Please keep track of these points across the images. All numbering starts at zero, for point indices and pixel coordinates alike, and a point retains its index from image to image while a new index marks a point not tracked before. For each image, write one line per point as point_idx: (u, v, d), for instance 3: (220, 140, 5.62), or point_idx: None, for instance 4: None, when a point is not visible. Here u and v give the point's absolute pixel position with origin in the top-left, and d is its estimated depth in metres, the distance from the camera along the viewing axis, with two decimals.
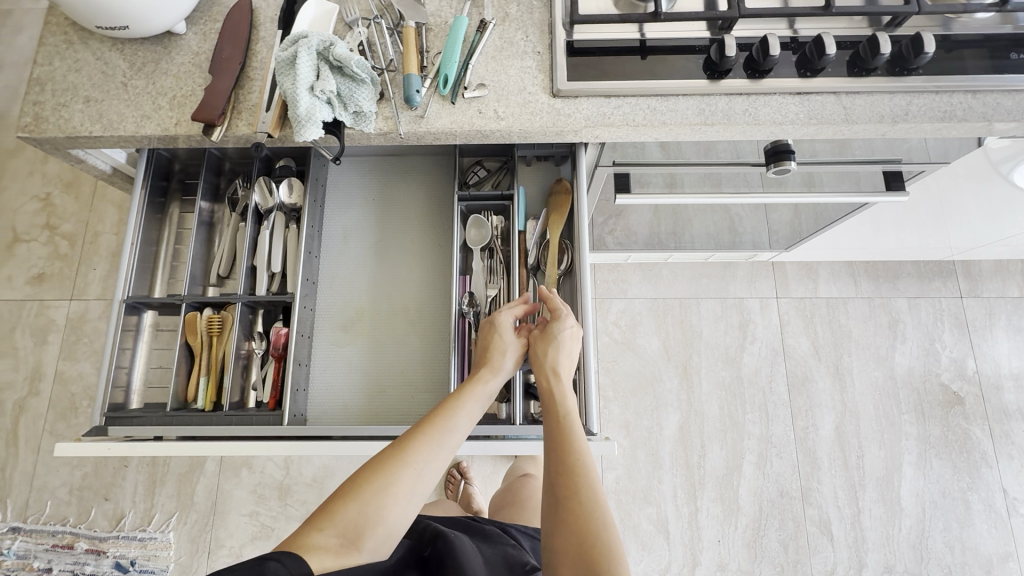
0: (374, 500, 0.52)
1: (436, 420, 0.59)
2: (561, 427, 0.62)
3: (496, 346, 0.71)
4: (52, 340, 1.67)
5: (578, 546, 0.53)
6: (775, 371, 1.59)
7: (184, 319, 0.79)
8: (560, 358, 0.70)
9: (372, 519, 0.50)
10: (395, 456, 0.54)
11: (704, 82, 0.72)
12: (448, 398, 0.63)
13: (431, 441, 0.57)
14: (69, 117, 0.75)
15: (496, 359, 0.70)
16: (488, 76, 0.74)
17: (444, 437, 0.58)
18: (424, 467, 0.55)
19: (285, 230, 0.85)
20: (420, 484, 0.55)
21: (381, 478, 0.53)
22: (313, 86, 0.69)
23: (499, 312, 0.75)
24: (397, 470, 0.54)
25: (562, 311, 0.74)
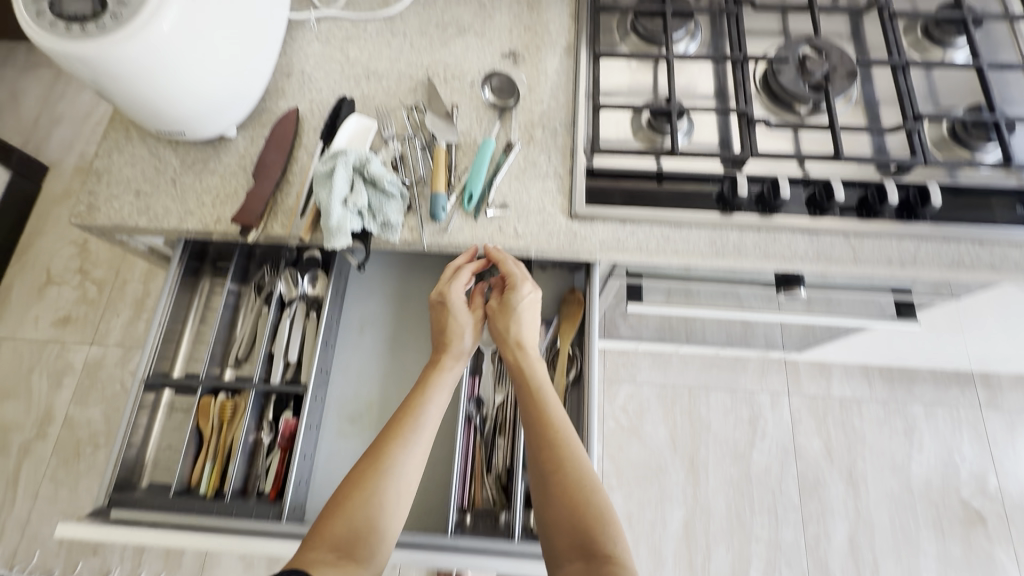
0: (361, 512, 0.62)
1: (405, 426, 0.68)
2: (536, 401, 0.70)
3: (455, 330, 0.76)
4: (67, 383, 1.70)
5: (565, 507, 0.62)
6: (785, 472, 1.54)
7: (198, 402, 0.81)
8: (522, 330, 0.75)
9: (361, 532, 0.60)
10: (369, 469, 0.64)
11: (716, 215, 0.75)
12: (415, 400, 0.71)
13: (400, 447, 0.67)
14: (119, 208, 0.80)
15: (455, 343, 0.76)
16: (510, 195, 0.79)
17: (413, 440, 0.67)
18: (398, 475, 0.65)
19: (305, 320, 0.88)
20: (397, 490, 0.64)
21: (362, 491, 0.63)
22: (347, 200, 0.74)
23: (451, 290, 0.76)
24: (374, 481, 0.64)
25: (518, 278, 0.75)
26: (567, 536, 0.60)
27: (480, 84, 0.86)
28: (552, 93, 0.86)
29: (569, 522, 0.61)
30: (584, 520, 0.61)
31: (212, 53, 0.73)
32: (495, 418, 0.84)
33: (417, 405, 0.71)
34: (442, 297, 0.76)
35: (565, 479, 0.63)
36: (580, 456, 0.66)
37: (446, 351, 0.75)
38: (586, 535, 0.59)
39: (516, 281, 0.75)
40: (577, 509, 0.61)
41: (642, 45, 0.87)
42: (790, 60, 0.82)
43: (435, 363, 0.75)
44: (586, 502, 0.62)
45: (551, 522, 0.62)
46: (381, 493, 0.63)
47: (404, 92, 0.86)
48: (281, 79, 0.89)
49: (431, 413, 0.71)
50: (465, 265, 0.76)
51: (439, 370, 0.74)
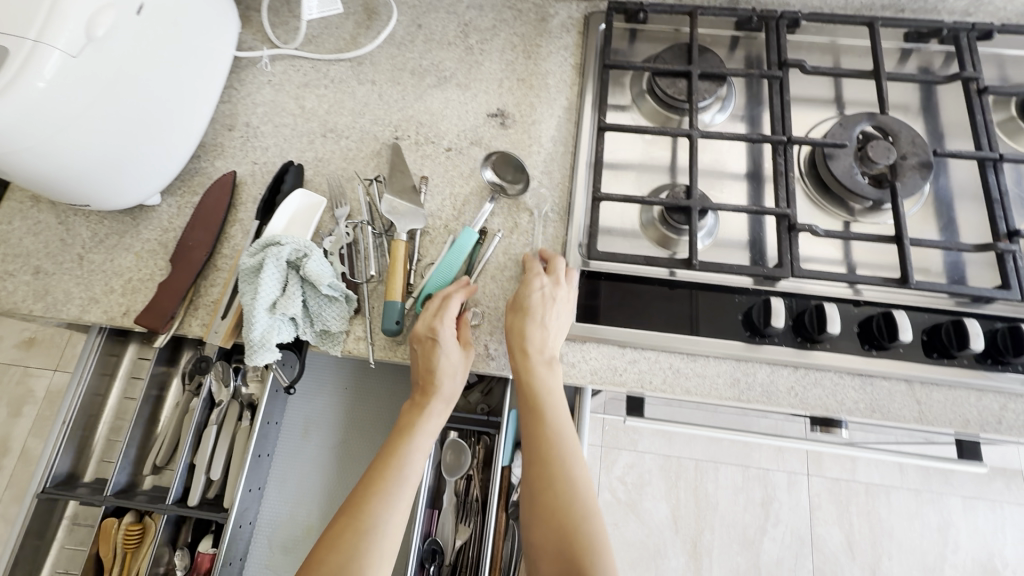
0: None
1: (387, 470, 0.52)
2: (534, 412, 0.55)
3: (442, 369, 0.56)
4: (26, 413, 1.60)
5: (559, 537, 0.49)
6: (800, 566, 1.38)
7: (98, 527, 0.68)
8: (533, 333, 0.56)
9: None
10: (347, 528, 0.48)
11: (741, 346, 0.59)
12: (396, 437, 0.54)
13: (384, 497, 0.51)
14: (11, 290, 0.66)
15: (445, 385, 0.56)
16: (485, 300, 0.63)
17: (398, 489, 0.52)
18: (384, 531, 0.49)
19: (237, 423, 0.74)
20: (384, 550, 0.48)
21: (337, 549, 0.47)
22: (275, 305, 0.59)
23: (439, 320, 0.57)
24: (352, 538, 0.48)
25: (534, 270, 0.59)
26: (553, 565, 0.49)
27: (458, 151, 0.71)
28: (544, 167, 0.69)
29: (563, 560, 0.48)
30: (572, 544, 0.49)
31: (112, 117, 0.57)
32: (454, 564, 0.69)
33: (400, 446, 0.55)
34: (431, 333, 0.57)
35: (557, 503, 0.51)
36: (580, 475, 0.53)
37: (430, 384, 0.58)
38: (575, 563, 0.48)
39: (529, 275, 0.59)
40: (570, 537, 0.49)
41: (662, 110, 0.71)
42: (847, 144, 0.64)
43: (418, 405, 0.57)
44: (580, 533, 0.49)
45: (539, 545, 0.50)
46: (362, 555, 0.47)
47: (366, 158, 0.71)
48: (222, 133, 0.74)
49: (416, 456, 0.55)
50: (456, 293, 0.59)
51: (423, 411, 0.56)
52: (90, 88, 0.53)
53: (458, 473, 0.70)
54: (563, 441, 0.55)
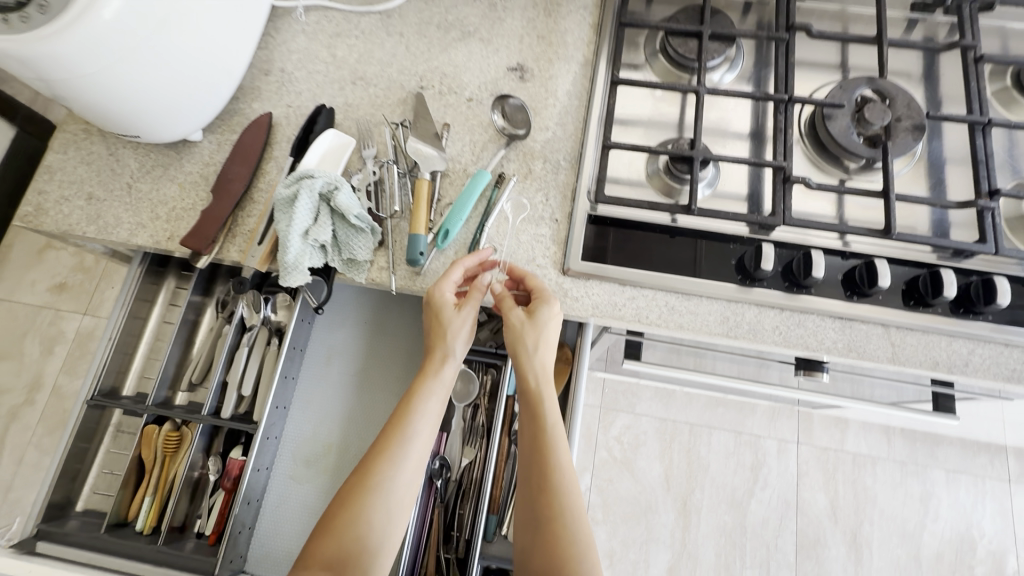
0: (353, 530, 0.52)
1: (396, 434, 0.57)
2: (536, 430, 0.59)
3: (442, 334, 0.63)
4: (58, 351, 1.70)
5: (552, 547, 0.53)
6: (784, 526, 1.45)
7: (141, 432, 0.75)
8: (541, 351, 0.62)
9: (357, 552, 0.50)
10: (359, 486, 0.53)
11: (733, 288, 0.64)
12: (403, 403, 0.59)
13: (392, 457, 0.56)
14: (67, 213, 0.73)
15: (447, 348, 0.63)
16: (499, 239, 0.69)
17: (406, 450, 0.57)
18: (393, 488, 0.55)
19: (266, 347, 0.81)
20: (392, 504, 0.54)
21: (349, 503, 0.52)
22: (308, 233, 0.65)
23: (438, 285, 0.63)
24: (364, 495, 0.53)
25: (549, 296, 0.63)
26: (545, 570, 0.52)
27: (479, 101, 0.75)
28: (559, 119, 0.74)
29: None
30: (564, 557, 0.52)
31: (166, 55, 0.63)
32: (461, 480, 0.76)
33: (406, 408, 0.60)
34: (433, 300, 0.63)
35: (556, 522, 0.54)
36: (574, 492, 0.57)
37: (438, 348, 0.64)
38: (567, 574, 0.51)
39: (544, 296, 0.63)
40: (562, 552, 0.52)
41: (673, 70, 0.76)
42: (845, 106, 0.67)
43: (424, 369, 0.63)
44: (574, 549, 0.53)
45: (528, 555, 0.54)
46: (373, 508, 0.53)
47: (392, 105, 0.76)
48: (259, 77, 0.79)
49: (422, 422, 0.59)
50: (458, 265, 0.63)
51: (428, 376, 0.62)
52: (148, 27, 0.59)
53: (467, 400, 0.78)
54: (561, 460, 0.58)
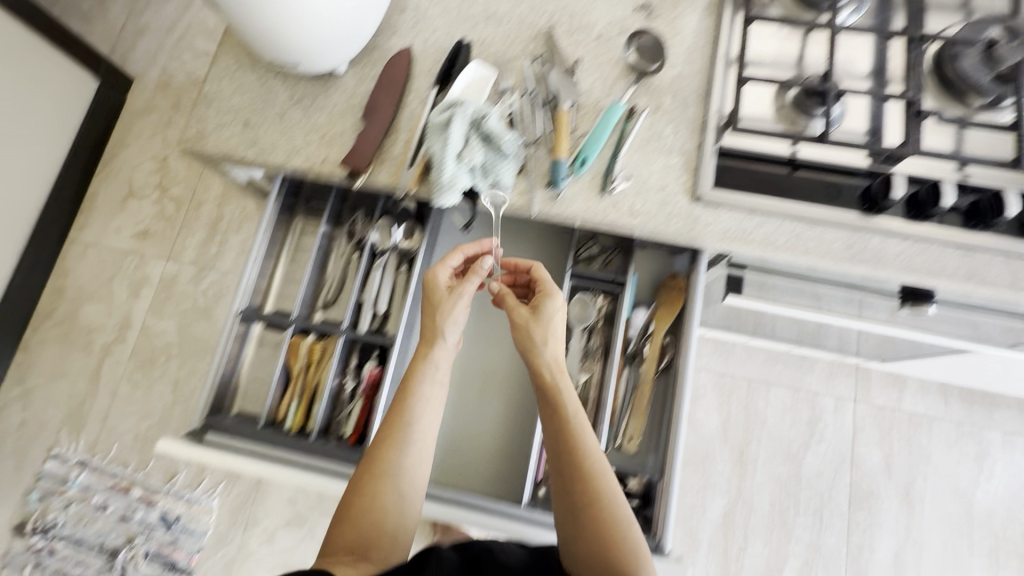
0: (371, 518, 0.57)
1: (396, 423, 0.61)
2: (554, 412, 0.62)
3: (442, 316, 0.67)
4: (144, 294, 1.79)
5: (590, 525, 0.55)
6: (838, 478, 1.50)
7: (289, 341, 0.83)
8: (551, 335, 0.67)
9: (377, 532, 0.57)
10: (369, 476, 0.59)
11: (856, 216, 0.69)
12: (400, 391, 0.63)
13: (397, 445, 0.60)
14: (228, 137, 0.79)
15: (443, 334, 0.67)
16: (633, 167, 0.73)
17: (408, 436, 0.61)
18: (402, 474, 0.59)
19: (395, 270, 0.86)
20: (402, 487, 0.59)
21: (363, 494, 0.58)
22: (461, 154, 0.70)
23: (435, 269, 0.72)
24: (373, 483, 0.58)
25: (552, 289, 0.71)
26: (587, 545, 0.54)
27: (609, 39, 0.79)
28: (686, 56, 0.78)
29: (594, 545, 0.54)
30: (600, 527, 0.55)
31: None
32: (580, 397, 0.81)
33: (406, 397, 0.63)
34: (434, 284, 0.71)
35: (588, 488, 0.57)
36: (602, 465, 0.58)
37: (430, 332, 0.67)
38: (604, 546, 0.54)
39: (548, 290, 0.71)
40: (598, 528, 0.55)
41: (798, 10, 0.78)
42: (976, 44, 0.70)
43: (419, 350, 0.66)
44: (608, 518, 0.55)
45: (571, 531, 0.57)
46: (385, 494, 0.58)
47: (524, 41, 0.80)
48: (395, 14, 0.83)
49: (422, 406, 0.63)
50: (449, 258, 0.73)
51: (423, 361, 0.65)
52: None
53: (584, 324, 0.83)
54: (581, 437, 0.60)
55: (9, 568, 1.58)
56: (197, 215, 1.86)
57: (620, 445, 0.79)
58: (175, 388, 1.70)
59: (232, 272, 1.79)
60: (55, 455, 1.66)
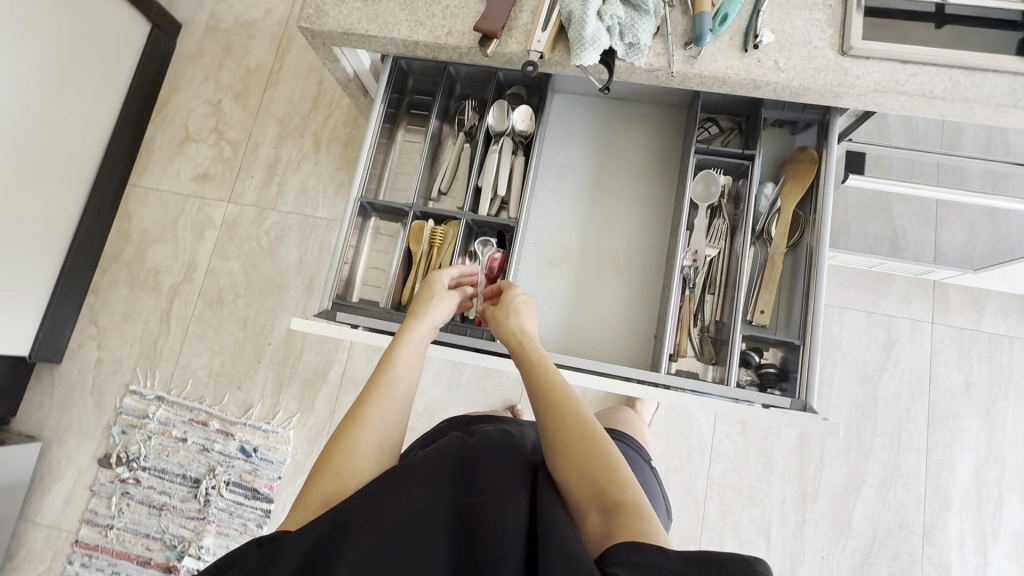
0: (343, 466, 0.51)
1: (379, 377, 0.57)
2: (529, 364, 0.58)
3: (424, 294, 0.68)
4: (208, 236, 1.81)
5: (578, 459, 0.48)
6: (916, 399, 1.49)
7: (410, 226, 0.83)
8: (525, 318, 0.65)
9: (348, 482, 0.50)
10: (345, 424, 0.54)
11: (1019, 60, 0.65)
12: (384, 350, 0.60)
13: (379, 398, 0.56)
14: (347, 14, 0.78)
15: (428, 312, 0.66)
16: (775, 24, 0.70)
17: (391, 390, 0.57)
18: (378, 425, 0.54)
19: (512, 156, 0.86)
20: (382, 442, 0.54)
21: (340, 442, 0.53)
22: (602, 11, 0.68)
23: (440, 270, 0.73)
24: (352, 431, 0.53)
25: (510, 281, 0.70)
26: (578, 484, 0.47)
27: None
28: None
29: (576, 481, 0.47)
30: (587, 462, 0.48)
31: None
32: (707, 273, 0.81)
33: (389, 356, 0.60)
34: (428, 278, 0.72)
35: (573, 428, 0.51)
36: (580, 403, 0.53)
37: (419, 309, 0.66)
38: (592, 479, 0.47)
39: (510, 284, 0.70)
40: (586, 458, 0.48)
41: None
42: None
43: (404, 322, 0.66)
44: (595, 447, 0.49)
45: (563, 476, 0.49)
46: (363, 444, 0.52)
47: None
48: None
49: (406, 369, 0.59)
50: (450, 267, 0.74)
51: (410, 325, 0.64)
52: None
53: (708, 202, 0.82)
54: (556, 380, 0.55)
55: (97, 497, 1.65)
56: (256, 156, 1.86)
57: (752, 318, 0.79)
58: (245, 325, 1.73)
59: (294, 212, 1.79)
60: (134, 391, 1.70)
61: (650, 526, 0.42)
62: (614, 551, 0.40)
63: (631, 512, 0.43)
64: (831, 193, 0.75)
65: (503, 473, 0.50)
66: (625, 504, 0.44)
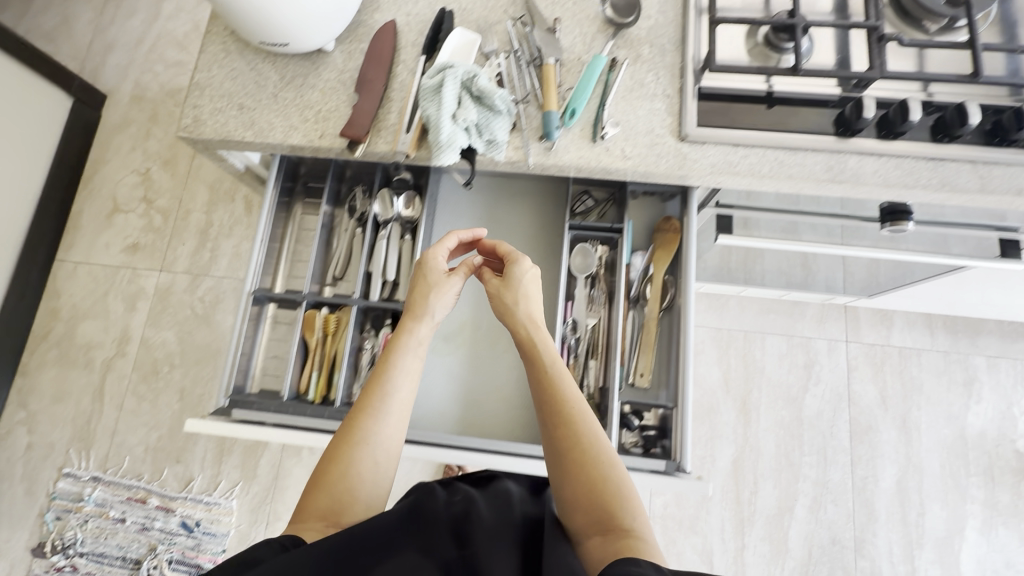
0: (343, 485, 0.58)
1: (376, 391, 0.62)
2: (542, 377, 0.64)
3: (423, 288, 0.70)
4: (141, 307, 1.79)
5: (588, 486, 0.56)
6: (838, 416, 1.56)
7: (303, 316, 0.85)
8: (531, 306, 0.69)
9: (349, 502, 0.57)
10: (343, 442, 0.59)
11: (833, 139, 0.73)
12: (381, 363, 0.64)
13: (373, 415, 0.61)
14: (224, 122, 0.81)
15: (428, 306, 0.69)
16: (619, 115, 0.77)
17: (384, 407, 0.62)
18: (376, 443, 0.60)
19: (399, 241, 0.89)
20: (379, 456, 0.60)
21: (339, 459, 0.58)
22: (456, 115, 0.73)
23: (433, 250, 0.73)
24: (350, 451, 0.59)
25: (519, 254, 0.73)
26: (585, 509, 0.56)
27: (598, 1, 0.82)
28: (660, 8, 0.82)
29: (586, 504, 0.56)
30: (597, 490, 0.56)
31: None
32: (589, 341, 0.85)
33: (390, 366, 0.64)
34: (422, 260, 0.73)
35: (581, 455, 0.58)
36: (593, 427, 0.60)
37: (418, 307, 0.69)
38: (601, 506, 0.55)
39: (515, 257, 0.73)
40: (597, 486, 0.56)
41: None
42: None
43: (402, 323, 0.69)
44: (603, 478, 0.57)
45: (573, 498, 0.57)
46: (360, 462, 0.58)
47: (504, 5, 0.83)
48: None
49: (404, 378, 0.64)
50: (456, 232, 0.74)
51: (411, 327, 0.67)
52: None
53: (586, 272, 0.87)
54: (568, 400, 0.62)
55: None
56: (189, 220, 1.86)
57: (634, 382, 0.84)
58: (182, 396, 1.71)
59: (227, 277, 1.80)
60: (67, 474, 1.66)
61: (646, 547, 0.51)
62: (614, 565, 0.47)
63: (631, 537, 0.52)
64: (693, 261, 0.80)
65: (499, 535, 0.55)
66: (629, 531, 0.53)
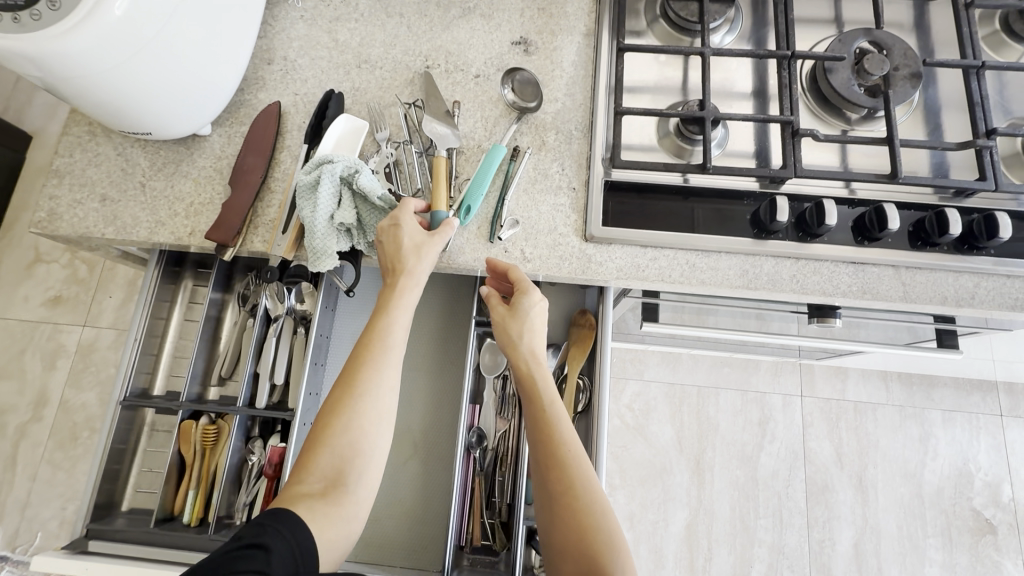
0: (345, 440, 0.51)
1: (372, 340, 0.56)
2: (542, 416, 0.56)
3: (408, 245, 0.61)
4: (61, 365, 1.67)
5: (579, 538, 0.49)
6: (794, 475, 1.50)
7: (179, 427, 0.76)
8: (537, 340, 0.61)
9: (353, 456, 0.50)
10: (343, 394, 0.52)
11: (749, 241, 0.67)
12: (376, 316, 0.58)
13: (375, 366, 0.55)
14: (82, 216, 0.72)
15: (413, 264, 0.61)
16: (520, 211, 0.70)
17: (384, 358, 0.55)
18: (378, 394, 0.53)
19: (292, 336, 0.82)
20: (381, 411, 0.53)
21: (339, 411, 0.52)
22: (334, 217, 0.65)
23: (404, 211, 0.63)
24: (351, 401, 0.52)
25: (528, 284, 0.62)
26: (574, 562, 0.48)
27: (501, 82, 0.76)
28: (567, 90, 0.76)
29: (575, 557, 0.48)
30: (591, 543, 0.48)
31: (180, 59, 0.62)
32: (498, 449, 0.78)
33: (379, 323, 0.58)
34: (393, 220, 0.63)
35: (575, 501, 0.50)
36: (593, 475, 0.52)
37: (402, 269, 0.61)
38: (591, 560, 0.47)
39: (525, 286, 0.62)
40: (588, 538, 0.48)
41: (673, 33, 0.78)
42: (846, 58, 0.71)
43: (391, 285, 0.60)
44: (598, 532, 0.49)
45: (562, 547, 0.49)
46: (365, 411, 0.52)
47: (400, 86, 0.77)
48: (261, 67, 0.78)
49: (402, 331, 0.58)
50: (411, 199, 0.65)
51: (396, 290, 0.60)
52: (165, 37, 0.59)
53: (496, 371, 0.80)
54: (570, 441, 0.54)
55: None
56: (117, 271, 1.75)
57: None
58: None
59: None
60: None
61: None
62: None
63: None
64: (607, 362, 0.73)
65: None
66: None
